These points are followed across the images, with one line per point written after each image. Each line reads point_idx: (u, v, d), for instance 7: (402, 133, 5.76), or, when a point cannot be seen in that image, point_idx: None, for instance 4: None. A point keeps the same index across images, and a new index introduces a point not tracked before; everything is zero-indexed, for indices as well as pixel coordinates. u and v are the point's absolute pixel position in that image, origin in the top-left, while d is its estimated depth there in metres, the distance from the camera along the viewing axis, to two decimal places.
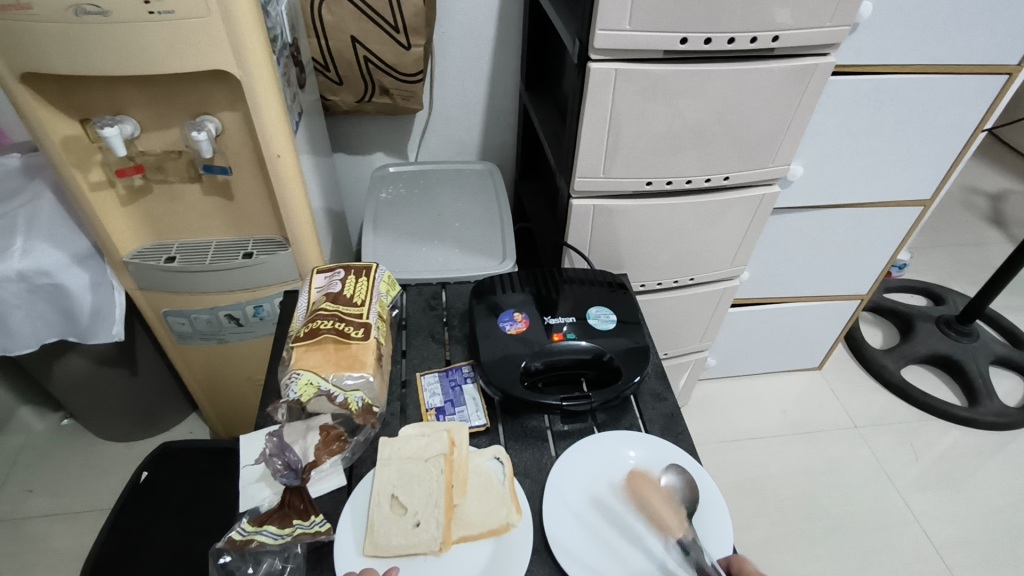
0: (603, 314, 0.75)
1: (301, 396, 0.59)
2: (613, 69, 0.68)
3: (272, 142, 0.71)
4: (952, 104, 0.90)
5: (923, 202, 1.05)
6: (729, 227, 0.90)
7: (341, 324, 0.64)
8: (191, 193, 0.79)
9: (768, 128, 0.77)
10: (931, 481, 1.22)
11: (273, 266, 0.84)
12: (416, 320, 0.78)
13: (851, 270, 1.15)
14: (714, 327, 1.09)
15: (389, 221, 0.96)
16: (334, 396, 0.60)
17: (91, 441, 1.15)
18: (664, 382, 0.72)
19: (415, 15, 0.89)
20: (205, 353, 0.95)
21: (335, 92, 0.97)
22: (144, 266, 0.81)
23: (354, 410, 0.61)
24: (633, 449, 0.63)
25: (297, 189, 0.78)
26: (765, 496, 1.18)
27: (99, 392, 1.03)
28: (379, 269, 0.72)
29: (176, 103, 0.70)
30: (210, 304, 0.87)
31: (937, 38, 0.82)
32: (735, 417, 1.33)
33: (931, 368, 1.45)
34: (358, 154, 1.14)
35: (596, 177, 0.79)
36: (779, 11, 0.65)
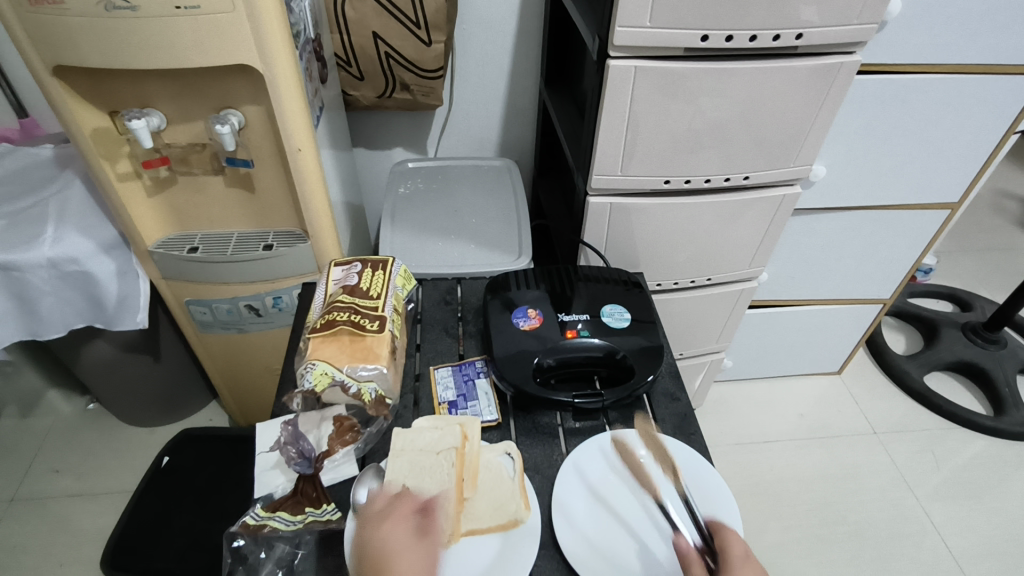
0: (618, 313, 0.75)
1: (315, 386, 0.60)
2: (632, 67, 0.68)
3: (294, 136, 0.73)
4: (984, 105, 0.88)
5: (950, 205, 1.02)
6: (748, 226, 0.88)
7: (357, 317, 0.65)
8: (214, 185, 0.81)
9: (790, 127, 0.76)
10: (952, 491, 1.20)
11: (292, 259, 0.85)
12: (430, 314, 0.79)
13: (874, 273, 1.13)
14: (730, 328, 1.08)
15: (407, 216, 0.97)
16: (347, 386, 0.61)
17: (116, 425, 1.18)
18: (677, 382, 0.72)
19: (436, 11, 0.89)
20: (225, 342, 0.97)
21: (357, 87, 0.98)
22: (168, 256, 0.83)
23: (367, 401, 0.61)
24: (644, 448, 0.62)
25: (317, 182, 0.79)
26: (779, 500, 1.17)
27: (124, 378, 1.05)
28: (395, 263, 0.73)
29: (202, 97, 0.72)
30: (230, 294, 0.88)
31: (968, 38, 0.80)
32: (751, 420, 1.31)
33: (955, 376, 1.41)
34: (377, 149, 1.15)
35: (613, 175, 0.79)
36: (805, 7, 0.64)
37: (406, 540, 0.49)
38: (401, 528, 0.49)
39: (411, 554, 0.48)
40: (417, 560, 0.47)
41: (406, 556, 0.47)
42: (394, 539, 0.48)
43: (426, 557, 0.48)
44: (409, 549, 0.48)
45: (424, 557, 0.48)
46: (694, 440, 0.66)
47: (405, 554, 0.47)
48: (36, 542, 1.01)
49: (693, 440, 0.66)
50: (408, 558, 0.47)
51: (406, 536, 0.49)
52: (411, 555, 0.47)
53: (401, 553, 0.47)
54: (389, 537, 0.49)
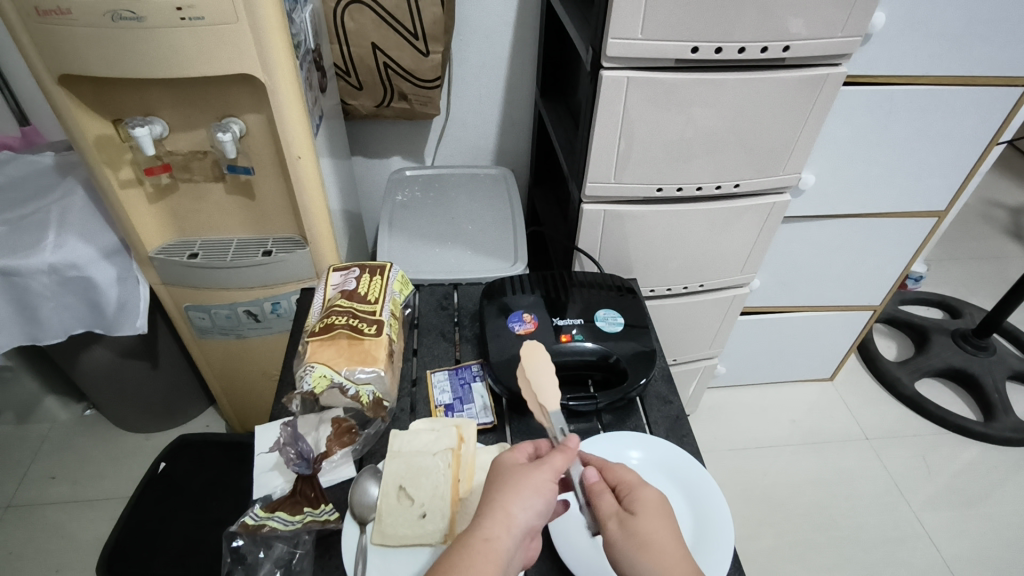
0: (611, 317, 0.76)
1: (314, 388, 0.60)
2: (625, 77, 0.70)
3: (294, 144, 0.74)
4: (967, 115, 0.90)
5: (937, 213, 1.05)
6: (740, 233, 0.90)
7: (355, 321, 0.66)
8: (215, 192, 0.82)
9: (779, 135, 0.78)
10: (943, 495, 1.21)
11: (291, 265, 0.86)
12: (427, 319, 0.80)
13: (864, 280, 1.15)
14: (723, 334, 1.09)
15: (404, 223, 0.98)
16: (346, 388, 0.62)
17: (112, 431, 1.19)
18: (670, 385, 0.73)
19: (434, 23, 0.91)
20: (224, 347, 0.98)
21: (355, 96, 0.99)
22: (168, 262, 0.84)
23: (365, 403, 0.62)
24: (635, 449, 0.64)
25: (316, 189, 0.80)
26: (773, 506, 1.18)
27: (121, 384, 1.06)
28: (393, 268, 0.75)
29: (204, 106, 0.73)
30: (229, 300, 0.89)
31: (951, 50, 0.83)
32: (746, 426, 1.33)
33: (946, 382, 1.43)
34: (375, 157, 1.16)
35: (606, 182, 0.80)
36: (791, 20, 0.66)
37: (512, 463, 0.50)
38: (510, 457, 0.51)
39: (516, 473, 0.48)
40: (525, 476, 0.48)
41: (512, 474, 0.48)
42: (505, 465, 0.50)
43: (532, 471, 0.48)
44: (514, 470, 0.49)
45: (533, 474, 0.48)
46: (686, 442, 0.67)
47: (512, 474, 0.48)
48: (32, 549, 1.01)
49: (685, 442, 0.67)
50: (516, 475, 0.48)
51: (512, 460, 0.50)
52: (519, 472, 0.48)
53: (507, 473, 0.49)
54: (500, 465, 0.50)
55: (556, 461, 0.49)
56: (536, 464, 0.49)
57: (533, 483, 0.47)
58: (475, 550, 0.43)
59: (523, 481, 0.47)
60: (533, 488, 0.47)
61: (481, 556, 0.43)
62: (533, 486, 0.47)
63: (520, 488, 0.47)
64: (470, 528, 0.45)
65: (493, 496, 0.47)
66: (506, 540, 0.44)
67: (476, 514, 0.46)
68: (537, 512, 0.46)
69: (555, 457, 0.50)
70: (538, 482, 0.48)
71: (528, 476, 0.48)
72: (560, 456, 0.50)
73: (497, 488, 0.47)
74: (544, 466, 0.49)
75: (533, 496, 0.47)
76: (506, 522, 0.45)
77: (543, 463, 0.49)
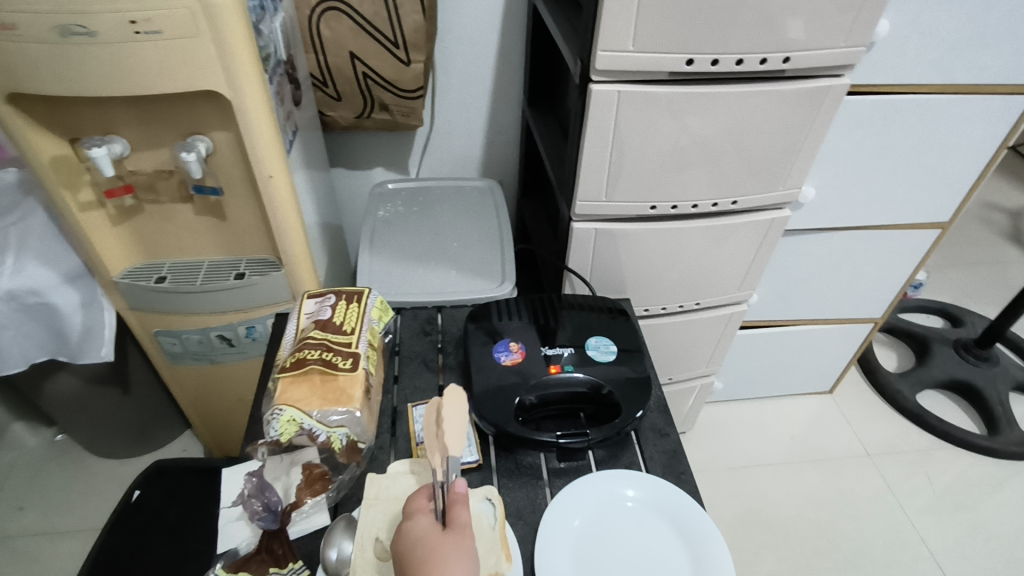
0: (603, 345, 0.72)
1: (281, 435, 0.56)
2: (615, 91, 0.65)
3: (264, 163, 0.70)
4: (973, 126, 0.87)
5: (941, 224, 1.01)
6: (738, 250, 0.86)
7: (329, 354, 0.62)
8: (182, 213, 0.77)
9: (779, 148, 0.74)
10: (947, 513, 1.18)
11: (266, 288, 0.82)
12: (409, 346, 0.76)
13: (865, 293, 1.11)
14: (721, 351, 1.05)
15: (387, 240, 0.94)
16: (316, 434, 0.57)
17: (85, 456, 1.14)
18: (666, 417, 0.69)
19: (415, 31, 0.87)
20: (197, 372, 0.93)
21: (334, 107, 0.95)
22: (135, 287, 0.79)
23: (337, 449, 0.58)
24: (631, 488, 0.60)
25: (290, 209, 0.76)
26: (773, 527, 1.14)
27: (91, 410, 1.01)
28: (372, 294, 0.71)
29: (167, 123, 0.69)
30: (201, 325, 0.85)
31: (957, 59, 0.79)
32: (744, 442, 1.29)
33: (948, 393, 1.39)
34: (357, 169, 1.12)
35: (597, 201, 0.76)
36: (791, 24, 0.62)
37: (421, 535, 0.45)
38: (416, 527, 0.45)
39: (433, 548, 0.44)
40: (445, 550, 0.43)
41: (431, 553, 0.43)
42: (414, 540, 0.45)
43: (455, 539, 0.44)
44: (427, 544, 0.44)
45: (450, 541, 0.44)
46: (684, 480, 0.63)
47: (430, 549, 0.44)
48: None
49: (683, 480, 0.63)
50: (434, 552, 0.43)
51: (421, 532, 0.45)
52: (442, 545, 0.44)
53: (423, 553, 0.44)
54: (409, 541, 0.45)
55: (462, 519, 0.45)
56: (450, 531, 0.45)
57: (455, 552, 0.43)
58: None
59: (445, 554, 0.43)
60: (457, 558, 0.43)
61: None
62: (456, 560, 0.43)
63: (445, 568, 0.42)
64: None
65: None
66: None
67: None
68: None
69: (459, 512, 0.46)
70: (460, 550, 0.44)
71: (446, 549, 0.44)
72: (462, 511, 0.46)
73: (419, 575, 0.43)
74: (457, 531, 0.45)
75: (468, 564, 0.43)
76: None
77: (454, 528, 0.45)
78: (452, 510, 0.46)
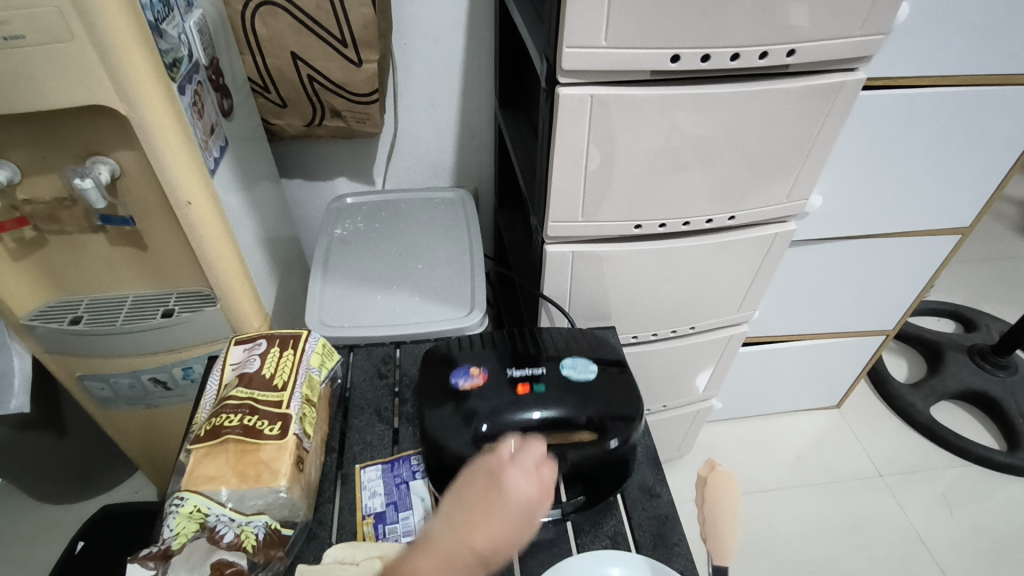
0: (581, 364, 0.62)
1: (176, 534, 0.46)
2: (588, 95, 0.55)
3: (180, 189, 0.59)
4: (1002, 120, 0.76)
5: (961, 230, 0.91)
6: (736, 269, 0.76)
7: (252, 418, 0.52)
8: (96, 244, 0.67)
9: (783, 147, 0.63)
10: (969, 541, 1.08)
11: (199, 325, 0.72)
12: (361, 392, 0.66)
13: (877, 305, 1.02)
14: (719, 375, 0.95)
15: (342, 263, 0.83)
16: (218, 534, 0.47)
17: (27, 503, 1.04)
18: (657, 473, 0.59)
19: (365, 26, 0.76)
20: (134, 417, 0.84)
21: (279, 115, 0.85)
22: (46, 329, 0.69)
23: (252, 547, 0.48)
24: (617, 567, 0.49)
25: (219, 238, 0.65)
26: (779, 561, 1.05)
27: (20, 455, 0.92)
28: (311, 337, 0.61)
29: (61, 143, 0.58)
30: (130, 368, 0.75)
31: (984, 46, 0.69)
32: (746, 465, 1.20)
33: (964, 404, 1.30)
34: (315, 181, 1.01)
35: (574, 221, 0.66)
36: (793, 10, 0.51)
37: (482, 497, 0.43)
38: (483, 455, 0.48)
39: (476, 480, 0.45)
40: (496, 521, 0.42)
41: (485, 520, 0.42)
42: (468, 498, 0.44)
43: (499, 484, 0.44)
44: (479, 511, 0.43)
45: (491, 490, 0.44)
46: (677, 554, 0.53)
47: (478, 475, 0.45)
48: None
49: (676, 554, 0.53)
50: (487, 522, 0.42)
51: (484, 489, 0.44)
52: (486, 476, 0.45)
53: (478, 512, 0.42)
54: (468, 490, 0.44)
55: (529, 492, 0.44)
56: (507, 500, 0.43)
57: (489, 494, 0.43)
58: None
59: (481, 486, 0.44)
60: (489, 493, 0.43)
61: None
62: (507, 525, 0.42)
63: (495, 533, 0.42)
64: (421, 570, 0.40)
65: (458, 550, 0.41)
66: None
67: (426, 561, 0.41)
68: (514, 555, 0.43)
69: (514, 477, 0.44)
70: (496, 495, 0.43)
71: (499, 513, 0.42)
72: (525, 483, 0.44)
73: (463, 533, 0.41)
74: (520, 501, 0.43)
75: (492, 499, 0.43)
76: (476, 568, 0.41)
77: (514, 503, 0.43)
78: (519, 481, 0.44)
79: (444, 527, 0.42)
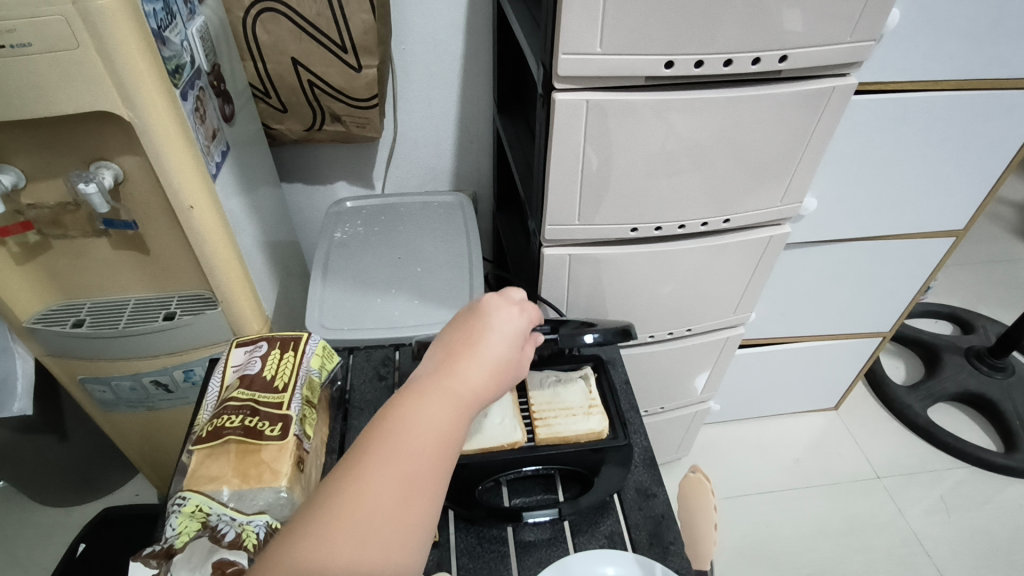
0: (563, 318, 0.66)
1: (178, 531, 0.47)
2: (584, 100, 0.56)
3: (182, 193, 0.60)
4: (994, 124, 0.77)
5: (956, 233, 0.92)
6: (732, 271, 0.77)
7: (253, 419, 0.53)
8: (99, 248, 0.68)
9: (777, 151, 0.64)
10: (967, 543, 1.09)
11: (200, 328, 0.72)
12: (360, 393, 0.67)
13: (873, 306, 1.02)
14: (717, 377, 0.96)
15: (342, 266, 0.84)
16: (221, 533, 0.47)
17: (28, 506, 1.05)
18: (654, 474, 0.59)
19: (364, 33, 0.77)
20: (136, 420, 0.84)
21: (280, 120, 0.86)
22: (49, 332, 0.69)
23: (252, 545, 0.47)
24: (612, 567, 0.50)
25: (221, 242, 0.66)
26: (777, 563, 1.06)
27: (22, 458, 0.93)
28: (311, 339, 0.61)
29: (65, 149, 0.59)
30: (132, 371, 0.76)
31: (975, 51, 0.70)
32: (744, 467, 1.20)
33: (961, 406, 1.31)
34: (315, 185, 1.02)
35: (571, 225, 0.67)
36: (785, 15, 0.52)
37: (468, 332, 0.44)
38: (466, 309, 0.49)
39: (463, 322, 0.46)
40: (487, 351, 0.43)
41: (477, 351, 0.43)
42: (453, 338, 0.44)
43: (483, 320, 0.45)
44: (471, 344, 0.43)
45: (477, 325, 0.45)
46: (672, 555, 0.54)
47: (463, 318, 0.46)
48: None
49: (672, 555, 0.54)
50: (480, 356, 0.43)
51: (470, 326, 0.45)
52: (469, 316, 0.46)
53: (469, 346, 0.43)
54: (451, 332, 0.45)
55: (514, 325, 0.46)
56: (495, 333, 0.44)
57: (476, 330, 0.44)
58: (437, 448, 0.39)
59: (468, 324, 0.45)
60: (475, 329, 0.44)
61: (442, 440, 0.39)
62: (499, 354, 0.44)
63: (488, 364, 0.43)
64: (421, 398, 0.40)
65: (455, 375, 0.41)
66: (470, 412, 0.41)
67: (423, 393, 0.40)
68: (505, 392, 0.44)
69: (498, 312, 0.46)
70: (482, 328, 0.45)
71: (491, 345, 0.44)
72: (508, 314, 0.46)
73: (459, 361, 0.41)
74: (509, 332, 0.45)
75: (478, 332, 0.44)
76: (473, 398, 0.42)
77: (503, 333, 0.45)
78: (502, 315, 0.46)
79: (433, 366, 0.42)
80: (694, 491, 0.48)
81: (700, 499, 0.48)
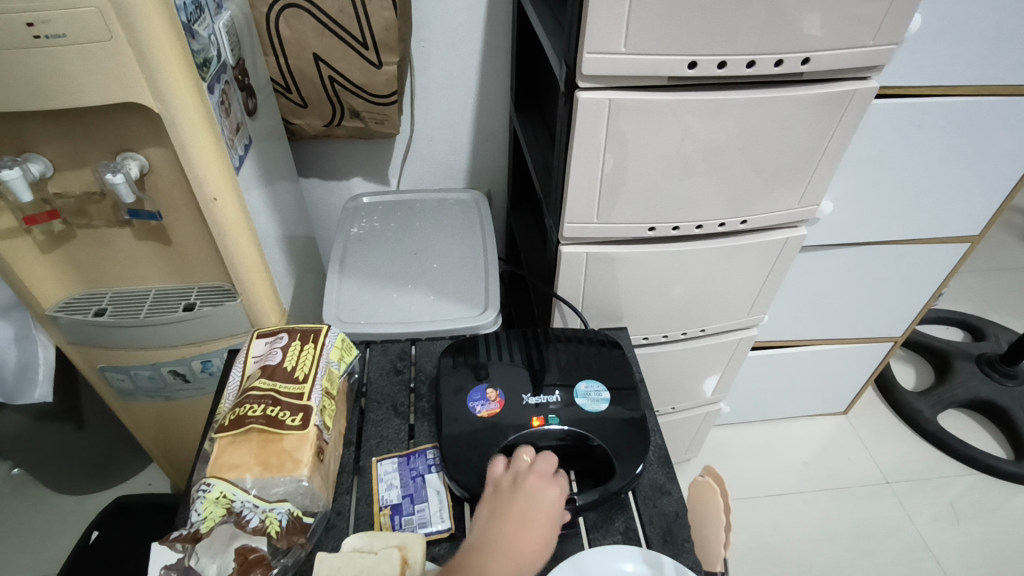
0: (594, 391, 0.63)
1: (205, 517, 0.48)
2: (607, 99, 0.56)
3: (206, 185, 0.61)
4: (1013, 131, 0.77)
5: (971, 238, 0.92)
6: (748, 272, 0.77)
7: (275, 409, 0.53)
8: (122, 238, 0.69)
9: (796, 153, 0.64)
10: (975, 550, 1.08)
11: (219, 319, 0.73)
12: (377, 387, 0.67)
13: (885, 312, 1.02)
14: (728, 378, 0.96)
15: (358, 262, 0.85)
16: (245, 519, 0.49)
17: (44, 493, 1.06)
18: (668, 472, 0.60)
19: (385, 29, 0.77)
20: (152, 409, 0.85)
21: (300, 115, 0.86)
22: (71, 321, 0.70)
23: (275, 533, 0.50)
24: (629, 563, 0.50)
25: (242, 234, 0.66)
26: (784, 566, 1.05)
27: (39, 445, 0.94)
28: (331, 332, 0.62)
29: (94, 140, 0.60)
30: (150, 360, 0.76)
31: (996, 56, 0.70)
32: (752, 470, 1.20)
33: (971, 413, 1.31)
34: (331, 181, 1.03)
35: (589, 223, 0.67)
36: (807, 18, 0.52)
37: (515, 504, 0.49)
38: (497, 477, 0.52)
39: (507, 496, 0.50)
40: (533, 537, 0.47)
41: (524, 528, 0.48)
42: (502, 515, 0.48)
43: (524, 485, 0.51)
44: (513, 514, 0.48)
45: (520, 493, 0.50)
46: (687, 553, 0.54)
47: (504, 483, 0.51)
48: None
49: (686, 553, 0.54)
50: (525, 539, 0.47)
51: (515, 503, 0.49)
52: (512, 487, 0.51)
53: (516, 525, 0.48)
54: (496, 497, 0.50)
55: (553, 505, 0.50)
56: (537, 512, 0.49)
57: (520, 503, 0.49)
58: None
59: (512, 499, 0.50)
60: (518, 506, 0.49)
61: None
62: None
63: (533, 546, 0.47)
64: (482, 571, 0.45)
65: None
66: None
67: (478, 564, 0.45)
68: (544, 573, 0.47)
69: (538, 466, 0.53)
70: (524, 505, 0.49)
71: (527, 516, 0.48)
72: (546, 498, 0.50)
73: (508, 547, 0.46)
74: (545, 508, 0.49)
75: (526, 494, 0.50)
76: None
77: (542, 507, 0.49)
78: (540, 487, 0.50)
79: (486, 538, 0.47)
80: (703, 496, 0.50)
81: (709, 502, 0.49)
